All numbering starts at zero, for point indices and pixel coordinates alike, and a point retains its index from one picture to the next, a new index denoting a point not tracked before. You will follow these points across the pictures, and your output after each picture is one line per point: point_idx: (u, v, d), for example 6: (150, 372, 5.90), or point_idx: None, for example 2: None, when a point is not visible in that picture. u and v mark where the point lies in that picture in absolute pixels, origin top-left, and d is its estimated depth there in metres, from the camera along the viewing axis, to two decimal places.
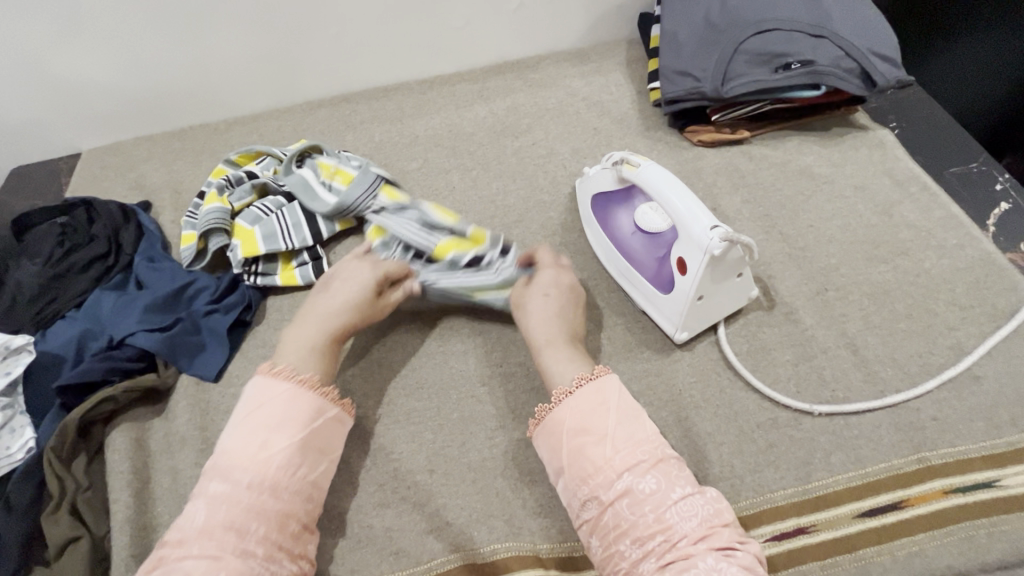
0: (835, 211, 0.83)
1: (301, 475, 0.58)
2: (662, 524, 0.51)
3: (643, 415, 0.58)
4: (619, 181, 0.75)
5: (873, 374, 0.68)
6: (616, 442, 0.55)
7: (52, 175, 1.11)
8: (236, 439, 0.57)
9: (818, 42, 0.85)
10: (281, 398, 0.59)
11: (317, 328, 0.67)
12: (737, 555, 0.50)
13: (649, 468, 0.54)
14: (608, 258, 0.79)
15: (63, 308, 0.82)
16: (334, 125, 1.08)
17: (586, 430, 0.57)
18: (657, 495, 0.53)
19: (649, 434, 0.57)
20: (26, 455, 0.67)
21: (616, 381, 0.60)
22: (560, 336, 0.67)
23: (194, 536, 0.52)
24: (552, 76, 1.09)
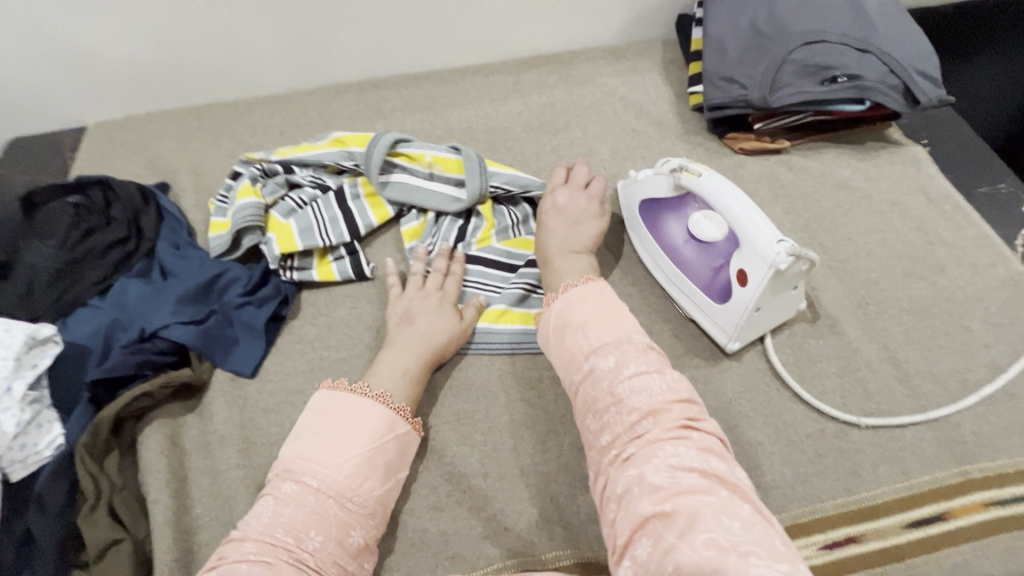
0: (873, 226, 0.84)
1: (366, 489, 0.57)
2: (622, 403, 0.55)
3: (624, 314, 0.63)
4: (672, 188, 0.74)
5: (915, 388, 0.70)
6: (591, 336, 0.60)
7: (57, 149, 1.04)
8: (307, 445, 0.58)
9: (864, 57, 0.86)
10: (353, 410, 0.61)
11: (400, 358, 0.68)
12: (697, 442, 0.52)
13: (612, 351, 0.59)
14: (654, 266, 0.79)
15: (84, 296, 0.77)
16: (363, 112, 1.04)
17: (570, 329, 0.62)
18: (615, 378, 0.57)
19: (623, 329, 0.61)
20: (55, 452, 0.61)
21: (601, 286, 0.66)
22: (561, 253, 0.73)
23: (257, 532, 0.53)
24: (589, 72, 1.07)
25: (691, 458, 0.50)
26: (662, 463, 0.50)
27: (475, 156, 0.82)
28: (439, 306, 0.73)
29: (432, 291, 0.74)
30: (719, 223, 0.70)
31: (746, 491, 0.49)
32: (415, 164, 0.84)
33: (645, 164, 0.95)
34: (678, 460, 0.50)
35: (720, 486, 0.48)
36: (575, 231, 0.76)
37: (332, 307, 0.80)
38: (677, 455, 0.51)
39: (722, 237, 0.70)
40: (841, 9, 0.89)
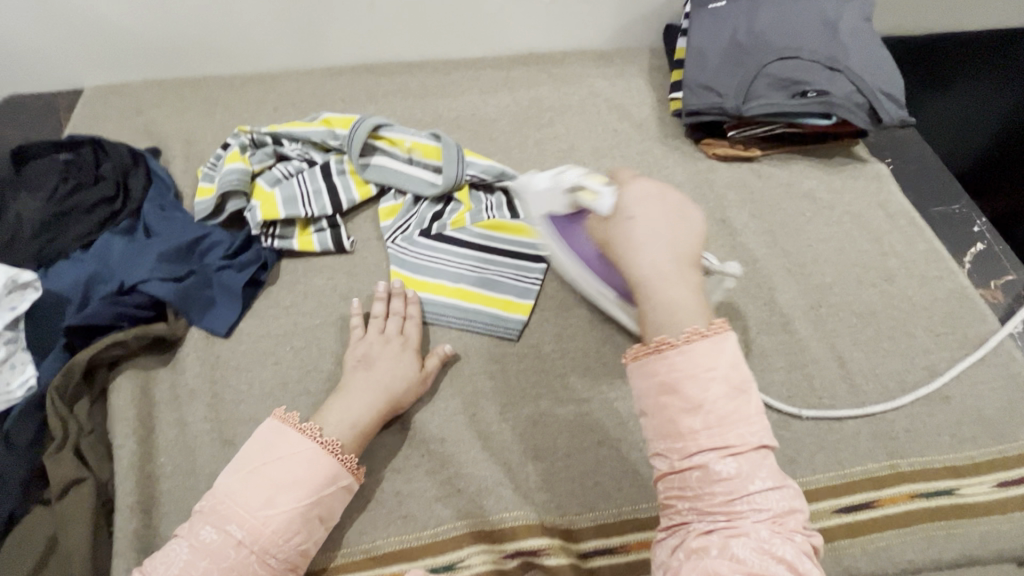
0: (832, 234, 0.89)
1: (294, 543, 0.58)
2: (728, 507, 0.48)
3: (751, 394, 0.51)
4: (568, 205, 0.68)
5: (856, 386, 0.74)
6: (709, 415, 0.49)
7: (51, 109, 1.06)
8: (241, 488, 0.58)
9: (834, 75, 0.91)
10: (298, 458, 0.60)
11: (354, 403, 0.66)
12: (795, 538, 0.47)
13: (734, 450, 0.49)
14: (583, 281, 0.75)
15: (66, 249, 0.79)
16: (355, 94, 1.07)
17: (677, 391, 0.50)
18: (734, 480, 0.48)
19: (747, 412, 0.50)
20: (26, 392, 0.65)
21: (727, 344, 0.51)
22: (675, 267, 0.55)
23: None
24: (577, 73, 1.11)
25: (780, 547, 0.46)
26: (754, 547, 0.46)
27: (454, 145, 0.87)
28: (399, 350, 0.71)
29: (393, 337, 0.73)
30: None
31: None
32: (396, 148, 0.88)
33: (623, 163, 0.99)
34: (770, 548, 0.46)
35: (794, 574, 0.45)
36: (681, 228, 0.58)
37: (309, 276, 0.83)
38: (763, 541, 0.47)
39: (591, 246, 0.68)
40: (816, 29, 0.94)
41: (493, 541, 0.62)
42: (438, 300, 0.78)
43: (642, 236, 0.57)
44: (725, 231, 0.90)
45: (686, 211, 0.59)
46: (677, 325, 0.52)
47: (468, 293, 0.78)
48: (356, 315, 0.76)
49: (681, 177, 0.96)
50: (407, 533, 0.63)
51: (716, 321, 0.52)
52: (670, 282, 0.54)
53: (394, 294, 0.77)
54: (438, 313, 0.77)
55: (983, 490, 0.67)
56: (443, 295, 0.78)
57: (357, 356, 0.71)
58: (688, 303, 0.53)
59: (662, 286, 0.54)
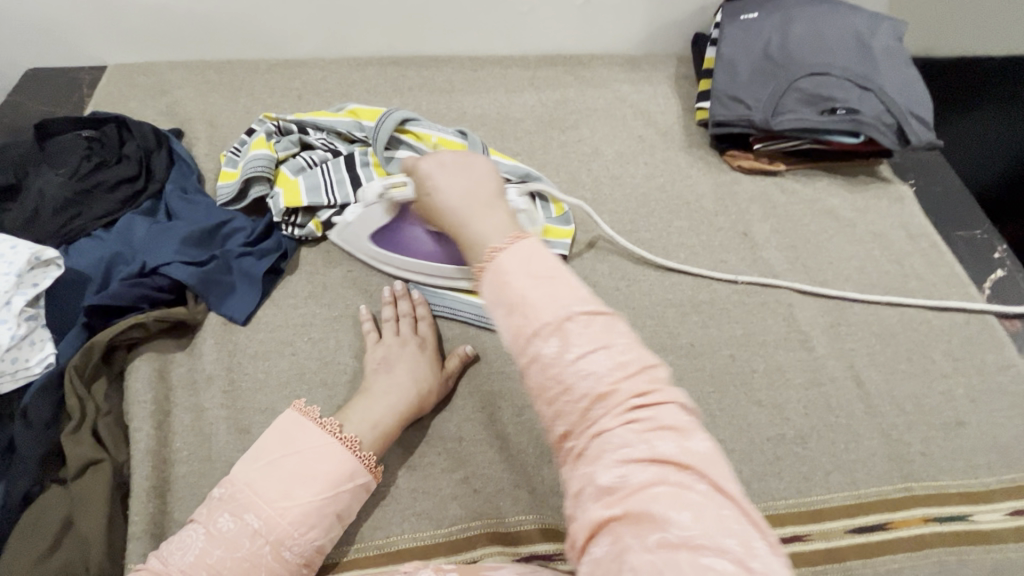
0: (853, 253, 0.89)
1: (308, 538, 0.57)
2: (564, 386, 0.39)
3: (559, 275, 0.41)
4: (385, 208, 0.71)
5: (873, 407, 0.74)
6: (532, 307, 0.40)
7: (74, 84, 1.05)
8: (260, 479, 0.57)
9: (864, 94, 0.90)
10: (318, 451, 0.60)
11: (375, 406, 0.65)
12: (641, 418, 0.38)
13: (552, 325, 0.39)
14: (414, 269, 0.78)
15: (88, 227, 0.78)
16: (381, 86, 1.06)
17: (511, 298, 0.41)
18: (562, 359, 0.39)
19: (568, 291, 0.41)
20: (45, 369, 0.65)
21: (532, 247, 0.43)
22: (467, 206, 0.49)
23: (186, 567, 0.53)
24: (603, 76, 1.10)
25: (638, 446, 0.37)
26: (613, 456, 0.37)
27: (480, 143, 0.87)
28: (418, 352, 0.71)
29: (410, 339, 0.73)
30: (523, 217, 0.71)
31: (707, 471, 0.36)
32: (421, 143, 0.88)
33: (647, 169, 0.98)
34: (627, 452, 0.37)
35: (676, 473, 0.36)
36: (477, 179, 0.51)
37: (329, 266, 0.82)
38: (626, 447, 0.37)
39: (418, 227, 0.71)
40: (849, 46, 0.94)
41: (507, 544, 0.62)
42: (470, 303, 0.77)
43: (446, 188, 0.51)
44: (747, 244, 0.89)
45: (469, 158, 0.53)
46: (484, 245, 0.45)
47: None
48: (366, 321, 0.75)
49: (704, 187, 0.95)
50: (422, 531, 0.63)
51: (515, 232, 0.45)
52: (475, 216, 0.48)
53: (400, 296, 0.77)
54: (456, 308, 0.77)
55: (995, 518, 0.67)
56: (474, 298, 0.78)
57: (377, 360, 0.71)
58: (500, 231, 0.46)
59: (468, 221, 0.48)
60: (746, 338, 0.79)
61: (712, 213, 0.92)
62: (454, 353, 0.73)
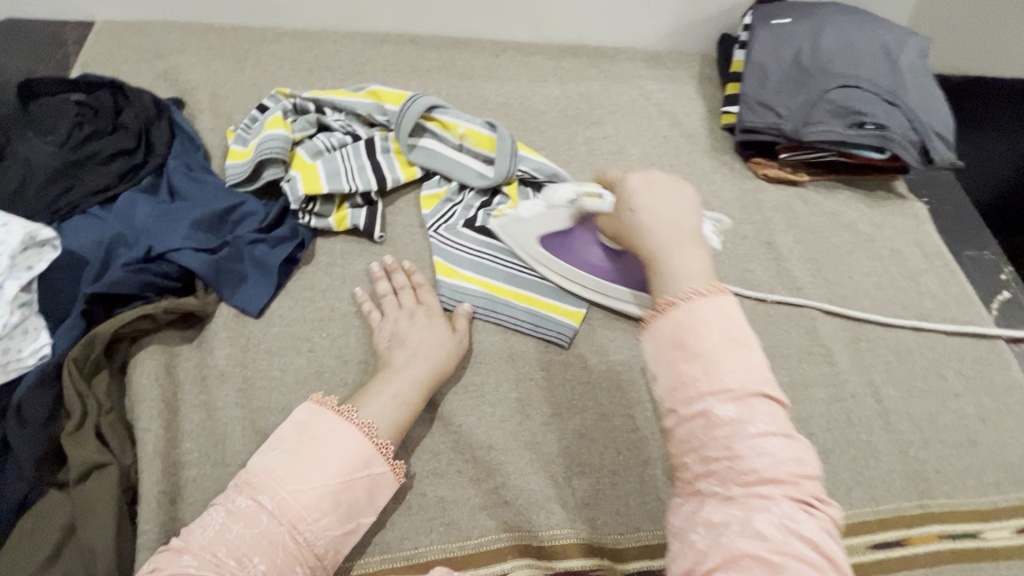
0: (872, 268, 0.90)
1: (322, 525, 0.53)
2: (730, 450, 0.42)
3: (749, 342, 0.46)
4: (569, 215, 0.72)
5: (891, 423, 0.75)
6: (717, 366, 0.44)
7: (57, 41, 0.95)
8: (276, 460, 0.54)
9: (892, 109, 0.90)
10: (334, 434, 0.56)
11: (394, 381, 0.63)
12: (815, 510, 0.41)
13: (737, 394, 0.43)
14: (571, 277, 0.75)
15: (83, 203, 0.71)
16: (398, 65, 1.00)
17: (682, 345, 0.46)
18: (735, 427, 0.43)
19: (750, 361, 0.45)
20: (40, 361, 0.58)
21: (726, 303, 0.47)
22: (674, 239, 0.52)
23: (200, 547, 0.49)
24: (628, 72, 1.07)
25: (801, 519, 0.40)
26: (776, 521, 0.40)
27: (509, 136, 0.82)
28: (427, 318, 0.70)
29: (416, 308, 0.71)
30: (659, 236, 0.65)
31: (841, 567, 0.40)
32: (447, 132, 0.83)
33: (672, 172, 0.96)
34: (794, 525, 0.40)
35: (821, 557, 0.39)
36: (667, 211, 0.53)
37: (348, 258, 0.78)
38: (790, 518, 0.40)
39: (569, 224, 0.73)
40: (878, 60, 0.94)
41: (540, 558, 0.61)
42: (470, 292, 0.74)
43: (652, 214, 0.53)
44: (771, 254, 0.89)
45: (681, 188, 0.55)
46: (677, 285, 0.49)
47: (500, 288, 0.75)
48: (365, 302, 0.72)
49: (729, 194, 0.95)
50: (451, 543, 0.61)
51: (713, 283, 0.49)
52: (678, 250, 0.51)
53: (393, 270, 0.74)
54: (490, 309, 0.74)
55: (1003, 535, 0.70)
56: (473, 287, 0.75)
57: (386, 339, 0.68)
58: (697, 272, 0.50)
59: (671, 251, 0.51)
60: (770, 351, 0.79)
61: (737, 221, 0.92)
62: (462, 314, 0.72)
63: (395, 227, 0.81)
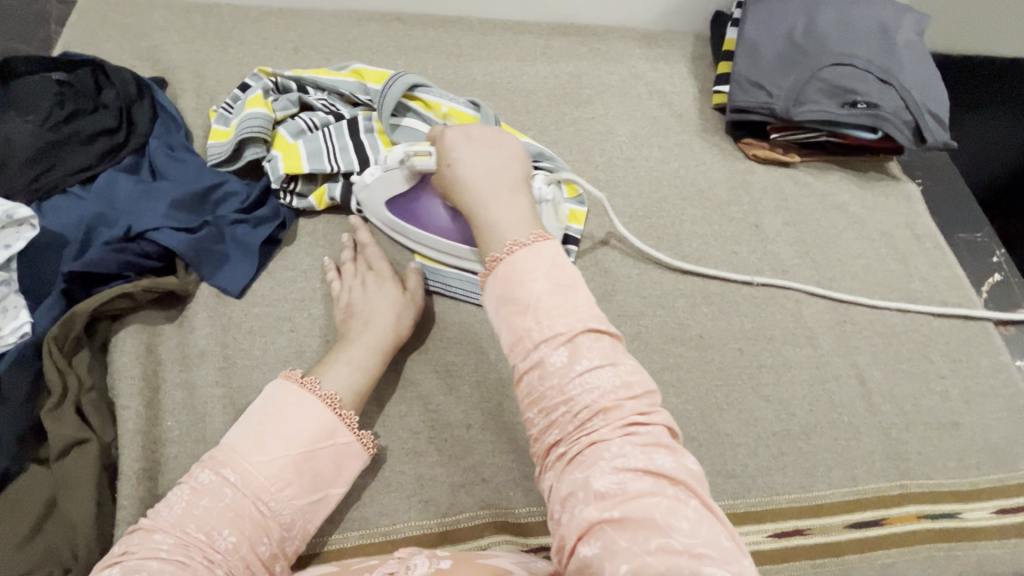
0: (861, 250, 0.89)
1: (286, 496, 0.54)
2: (566, 395, 0.46)
3: (571, 291, 0.50)
4: (405, 176, 0.68)
5: (874, 405, 0.75)
6: (542, 313, 0.48)
7: (40, 19, 0.94)
8: (238, 435, 0.54)
9: (885, 88, 0.88)
10: (296, 406, 0.57)
11: (349, 349, 0.64)
12: (638, 432, 0.44)
13: (564, 338, 0.47)
14: (430, 245, 0.73)
15: (63, 182, 0.71)
16: (384, 44, 0.99)
17: (517, 300, 0.49)
18: (567, 370, 0.46)
19: (577, 305, 0.49)
20: (20, 339, 0.59)
21: (550, 249, 0.52)
22: (492, 191, 0.59)
23: (168, 524, 0.49)
24: (618, 51, 1.05)
25: (636, 459, 0.43)
26: (611, 468, 0.43)
27: (493, 116, 0.82)
28: (380, 285, 0.70)
29: (373, 275, 0.71)
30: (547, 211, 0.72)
31: (696, 488, 0.43)
32: (431, 112, 0.82)
33: (661, 153, 0.95)
34: (625, 462, 0.43)
35: (665, 484, 0.42)
36: (495, 160, 0.62)
37: (329, 238, 0.77)
38: (624, 456, 0.43)
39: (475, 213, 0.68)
40: (872, 38, 0.92)
41: (516, 534, 0.62)
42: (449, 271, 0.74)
43: (467, 172, 0.61)
44: (758, 236, 0.88)
45: (502, 140, 0.65)
46: (504, 237, 0.54)
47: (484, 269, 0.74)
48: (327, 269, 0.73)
49: (718, 175, 0.93)
50: (428, 519, 0.61)
51: (537, 233, 0.54)
52: (511, 223, 0.55)
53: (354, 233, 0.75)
54: (473, 293, 0.73)
55: (982, 516, 0.70)
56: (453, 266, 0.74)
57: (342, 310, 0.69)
58: (519, 220, 0.56)
59: (501, 224, 0.55)
60: (754, 332, 0.79)
61: (725, 202, 0.91)
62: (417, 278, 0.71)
63: None
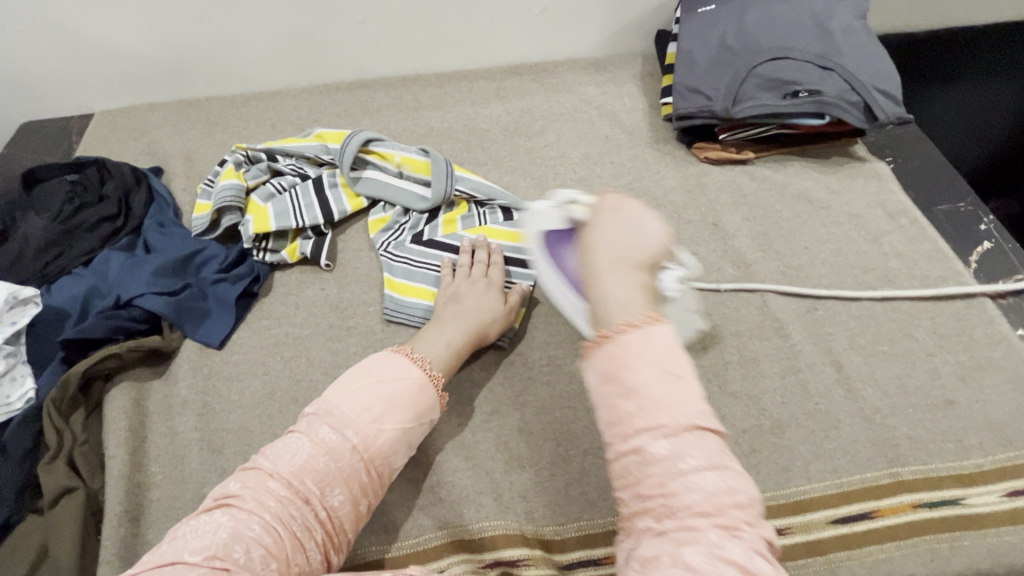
0: (829, 235, 0.86)
1: (392, 459, 0.60)
2: (665, 487, 0.48)
3: (688, 380, 0.51)
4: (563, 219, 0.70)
5: (854, 391, 0.71)
6: (649, 397, 0.50)
7: (62, 133, 1.10)
8: (356, 399, 0.59)
9: (825, 74, 0.88)
10: (406, 382, 0.62)
11: (449, 330, 0.70)
12: (743, 537, 0.46)
13: (671, 430, 0.48)
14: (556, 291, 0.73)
15: (69, 265, 0.81)
16: (351, 110, 1.09)
17: (615, 378, 0.51)
18: (670, 459, 0.48)
19: (685, 394, 0.50)
20: (25, 404, 0.67)
21: (661, 332, 0.53)
22: (611, 265, 0.58)
23: (287, 477, 0.54)
24: (568, 82, 1.11)
25: (734, 551, 0.45)
26: (704, 552, 0.45)
27: (443, 160, 0.87)
28: (486, 288, 0.75)
29: (480, 278, 0.77)
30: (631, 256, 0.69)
31: None
32: (386, 162, 0.89)
33: (614, 169, 0.98)
34: (721, 552, 0.45)
35: None
36: (634, 236, 0.60)
37: (301, 286, 0.84)
38: (720, 547, 0.45)
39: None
40: (808, 28, 0.92)
41: (472, 552, 0.62)
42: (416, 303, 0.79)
43: (598, 239, 0.61)
44: (718, 235, 0.88)
45: (648, 223, 0.62)
46: (610, 316, 0.55)
47: None
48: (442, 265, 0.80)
49: (672, 181, 0.95)
50: (388, 543, 0.62)
51: (649, 313, 0.54)
52: (606, 276, 0.58)
53: (477, 246, 0.81)
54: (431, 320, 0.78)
55: (990, 500, 0.64)
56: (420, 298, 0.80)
57: (445, 295, 0.75)
58: (635, 302, 0.55)
59: (596, 280, 0.57)
60: (719, 330, 0.78)
61: (681, 206, 0.92)
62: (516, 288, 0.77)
63: (344, 254, 0.87)
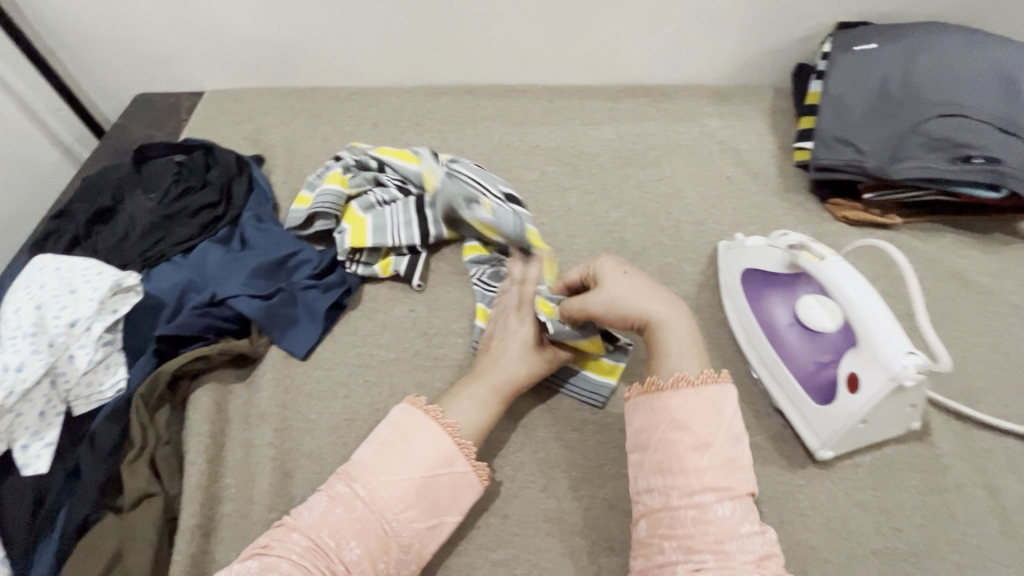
0: (988, 327, 0.75)
1: (408, 518, 0.54)
2: (716, 535, 0.50)
3: (739, 435, 0.55)
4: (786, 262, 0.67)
5: (1010, 527, 0.61)
6: (702, 449, 0.53)
7: (172, 109, 1.11)
8: (369, 452, 0.57)
9: (1008, 139, 0.76)
10: (422, 432, 0.58)
11: (473, 383, 0.65)
12: None
13: (726, 484, 0.52)
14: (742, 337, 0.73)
15: (168, 252, 0.81)
16: (455, 116, 1.04)
17: (678, 430, 0.55)
18: (721, 512, 0.51)
19: (737, 453, 0.54)
20: (116, 394, 0.67)
21: (711, 397, 0.56)
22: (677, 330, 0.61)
23: (305, 527, 0.53)
24: (689, 110, 1.02)
25: None
26: None
27: None
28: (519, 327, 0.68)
29: (512, 313, 0.69)
30: (833, 312, 0.64)
31: None
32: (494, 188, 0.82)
33: (734, 216, 0.89)
34: None
35: None
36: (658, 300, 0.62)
37: (390, 304, 0.80)
38: None
39: (835, 328, 0.63)
40: (988, 82, 0.80)
41: None
42: None
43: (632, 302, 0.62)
44: None
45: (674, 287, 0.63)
46: (668, 371, 0.58)
47: None
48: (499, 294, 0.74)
49: None
50: None
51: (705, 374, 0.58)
52: (677, 348, 0.59)
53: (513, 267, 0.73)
54: None
55: None
56: None
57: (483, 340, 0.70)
58: (684, 364, 0.58)
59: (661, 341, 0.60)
60: None
61: None
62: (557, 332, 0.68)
63: (438, 274, 0.83)
